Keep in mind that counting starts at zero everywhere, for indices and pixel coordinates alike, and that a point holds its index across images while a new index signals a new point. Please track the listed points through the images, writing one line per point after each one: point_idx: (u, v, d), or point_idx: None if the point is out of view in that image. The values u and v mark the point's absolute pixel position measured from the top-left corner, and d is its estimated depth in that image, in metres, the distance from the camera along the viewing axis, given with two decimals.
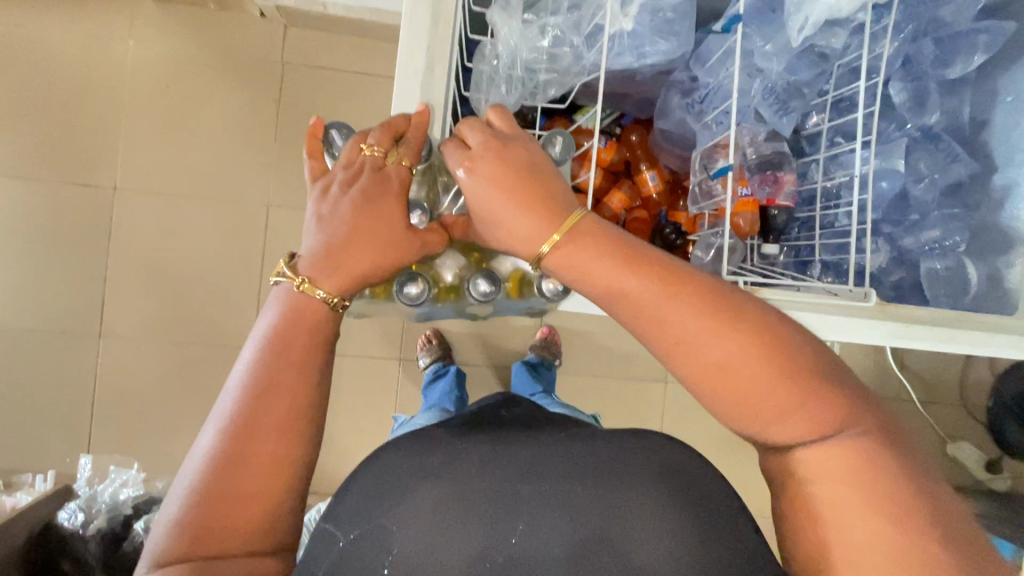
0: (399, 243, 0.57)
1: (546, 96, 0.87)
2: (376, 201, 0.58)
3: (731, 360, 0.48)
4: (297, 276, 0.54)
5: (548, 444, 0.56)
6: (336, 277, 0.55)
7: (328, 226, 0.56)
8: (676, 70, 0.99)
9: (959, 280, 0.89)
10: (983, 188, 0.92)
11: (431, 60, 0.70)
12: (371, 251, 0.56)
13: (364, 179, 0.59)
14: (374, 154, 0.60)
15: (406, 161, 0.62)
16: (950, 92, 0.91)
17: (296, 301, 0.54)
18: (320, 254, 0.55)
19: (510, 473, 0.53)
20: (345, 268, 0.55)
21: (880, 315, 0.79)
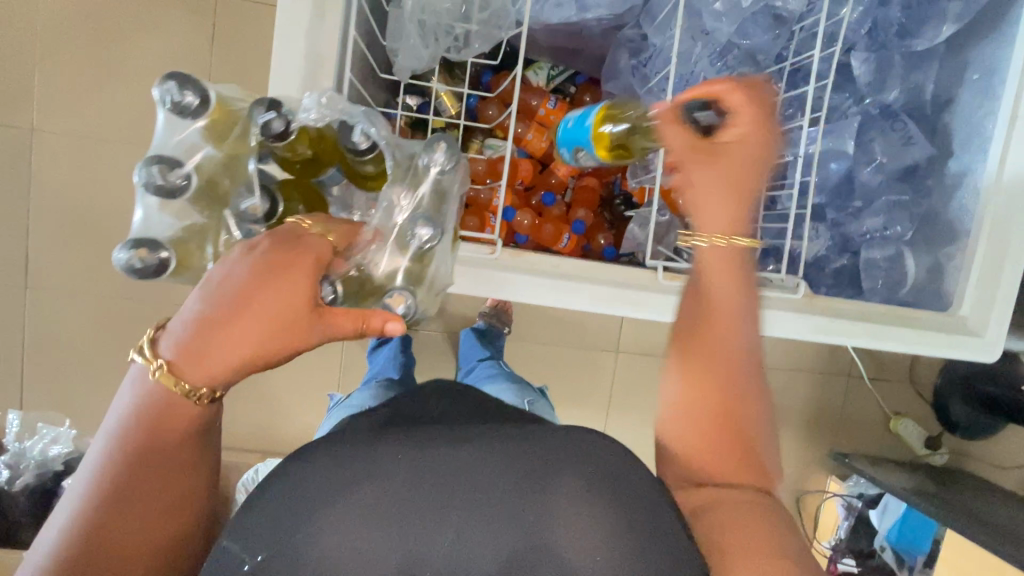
0: (296, 325, 0.48)
1: (472, 51, 0.79)
2: (266, 274, 0.48)
3: (710, 375, 0.57)
4: (158, 359, 0.47)
5: (448, 445, 0.52)
6: (202, 366, 0.46)
7: (215, 306, 0.47)
8: (626, 26, 0.89)
9: (897, 271, 0.85)
10: (936, 174, 0.86)
11: (319, 5, 0.61)
12: (259, 343, 0.47)
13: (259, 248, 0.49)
14: (302, 224, 0.54)
15: (331, 237, 0.53)
16: (915, 66, 0.84)
17: (153, 386, 0.47)
18: (189, 340, 0.46)
19: (408, 478, 0.49)
20: (219, 357, 0.46)
21: (813, 309, 0.75)
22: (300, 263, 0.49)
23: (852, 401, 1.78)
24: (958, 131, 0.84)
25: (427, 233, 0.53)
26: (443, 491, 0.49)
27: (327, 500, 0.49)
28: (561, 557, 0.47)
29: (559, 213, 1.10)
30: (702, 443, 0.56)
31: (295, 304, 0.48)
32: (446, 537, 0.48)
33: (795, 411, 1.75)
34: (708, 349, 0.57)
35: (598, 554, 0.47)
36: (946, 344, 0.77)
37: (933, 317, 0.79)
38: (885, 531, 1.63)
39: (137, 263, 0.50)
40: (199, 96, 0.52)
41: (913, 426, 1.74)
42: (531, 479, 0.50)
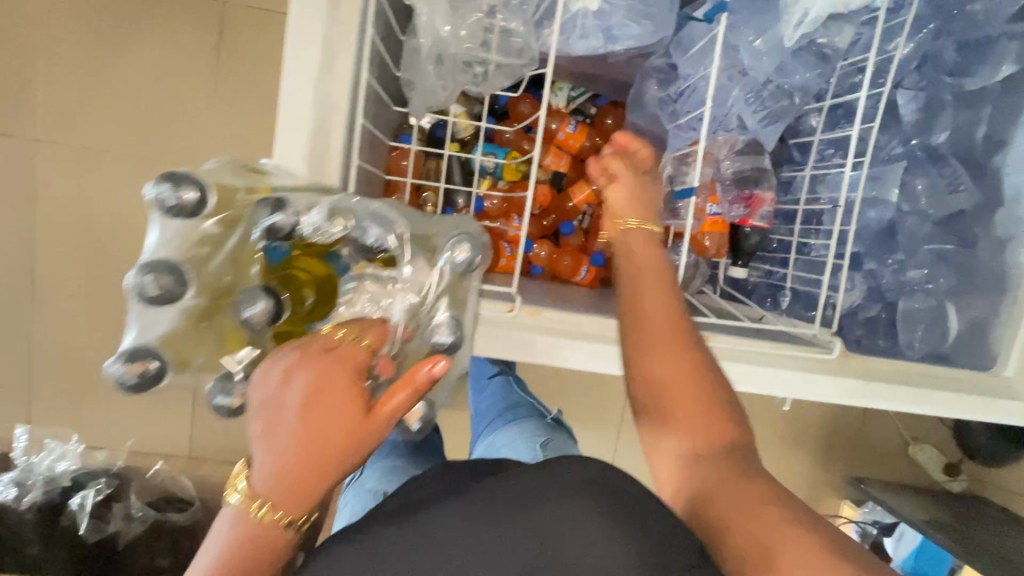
0: (351, 434, 0.41)
1: (492, 85, 0.73)
2: (314, 387, 0.42)
3: (668, 351, 0.56)
4: (253, 498, 0.41)
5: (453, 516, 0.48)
6: (290, 495, 0.41)
7: (275, 442, 0.41)
8: (654, 54, 0.84)
9: (938, 326, 0.80)
10: (983, 223, 0.80)
11: (329, 53, 0.57)
12: (326, 459, 0.41)
13: (296, 364, 0.43)
14: (328, 334, 0.46)
15: (364, 340, 0.47)
16: (968, 106, 0.78)
17: (250, 529, 0.41)
18: (272, 476, 0.41)
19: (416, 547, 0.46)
20: (295, 487, 0.41)
21: (842, 370, 0.70)
22: (334, 377, 0.42)
23: (869, 425, 1.74)
24: (1011, 177, 0.78)
25: (447, 339, 0.54)
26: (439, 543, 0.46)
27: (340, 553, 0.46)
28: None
29: (577, 243, 1.07)
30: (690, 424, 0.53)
31: (343, 414, 0.41)
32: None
33: (810, 435, 1.71)
34: (661, 329, 0.57)
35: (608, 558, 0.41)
36: (995, 408, 0.73)
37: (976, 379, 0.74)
38: (899, 561, 1.57)
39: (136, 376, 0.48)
40: (193, 188, 0.48)
41: (932, 452, 1.70)
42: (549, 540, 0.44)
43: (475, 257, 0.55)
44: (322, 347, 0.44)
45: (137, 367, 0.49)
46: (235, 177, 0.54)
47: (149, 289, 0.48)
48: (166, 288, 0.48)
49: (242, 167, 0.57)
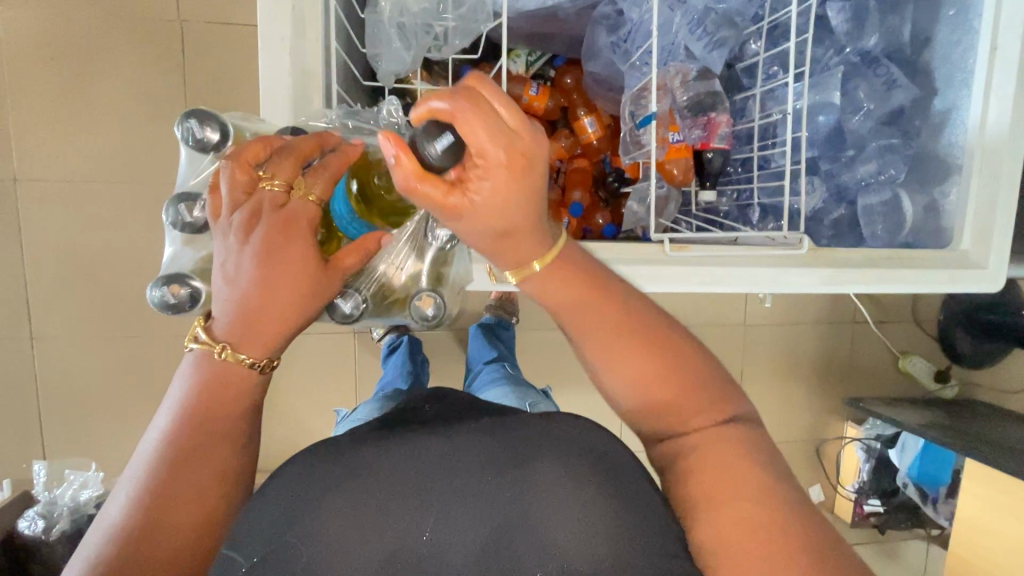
0: (318, 280, 0.47)
1: (452, 48, 0.78)
2: (280, 237, 0.46)
3: (613, 362, 0.49)
4: (217, 341, 0.46)
5: (444, 440, 0.50)
6: (261, 339, 0.46)
7: (241, 288, 0.45)
8: (600, 4, 0.90)
9: (895, 214, 0.86)
10: (923, 114, 0.87)
11: (298, 21, 0.61)
12: (298, 298, 0.46)
13: (256, 224, 0.46)
14: (273, 188, 0.47)
15: (315, 193, 0.49)
16: (891, 10, 0.85)
17: (216, 371, 0.46)
18: (236, 320, 0.45)
19: (414, 476, 0.47)
20: (264, 330, 0.46)
21: (810, 261, 0.76)
22: (296, 226, 0.47)
23: (860, 347, 1.80)
24: (939, 69, 0.85)
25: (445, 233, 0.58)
26: (423, 480, 0.47)
27: (315, 500, 0.46)
28: (540, 533, 0.45)
29: (555, 198, 1.11)
30: (652, 398, 0.50)
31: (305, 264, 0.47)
32: (427, 533, 0.45)
33: (806, 365, 1.77)
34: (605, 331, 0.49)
35: (571, 525, 0.46)
36: (955, 279, 0.79)
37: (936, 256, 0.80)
38: (907, 469, 1.65)
39: (172, 299, 0.50)
40: (217, 127, 0.50)
41: (921, 362, 1.77)
42: (513, 466, 0.48)
43: None
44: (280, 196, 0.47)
45: (174, 291, 0.50)
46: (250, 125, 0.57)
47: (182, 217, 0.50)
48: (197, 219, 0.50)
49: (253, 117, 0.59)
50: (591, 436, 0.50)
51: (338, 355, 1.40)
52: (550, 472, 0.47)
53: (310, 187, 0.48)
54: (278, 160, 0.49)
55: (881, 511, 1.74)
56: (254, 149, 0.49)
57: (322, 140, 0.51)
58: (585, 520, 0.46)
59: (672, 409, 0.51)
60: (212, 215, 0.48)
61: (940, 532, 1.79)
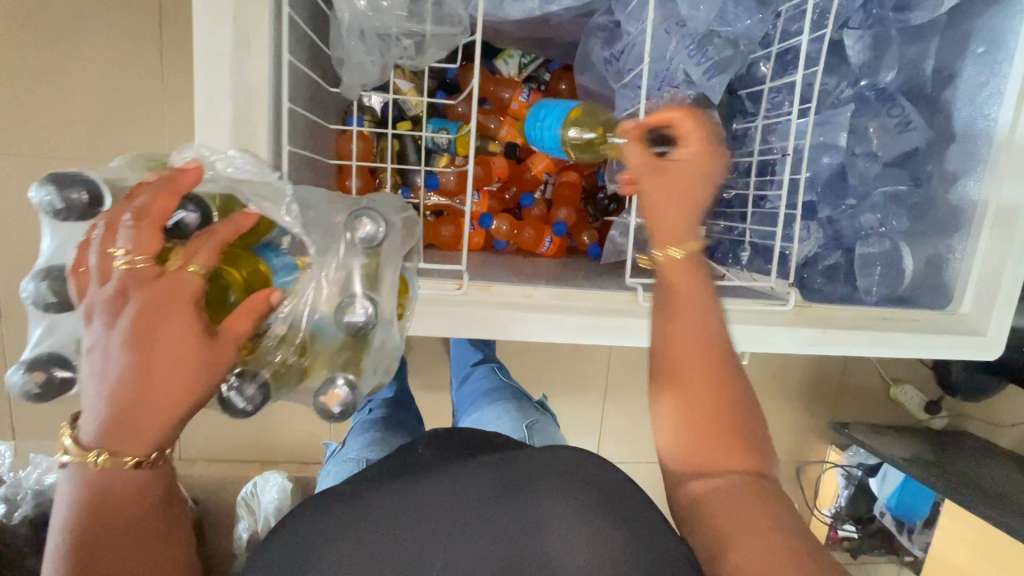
0: (206, 359, 0.39)
1: (427, 59, 0.72)
2: (152, 319, 0.38)
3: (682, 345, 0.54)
4: (87, 451, 0.37)
5: (443, 478, 0.53)
6: (142, 439, 0.38)
7: (112, 386, 0.37)
8: (596, 12, 0.82)
9: (895, 268, 0.79)
10: (937, 160, 0.80)
11: (240, 32, 0.54)
12: (182, 385, 0.38)
13: (121, 306, 0.38)
14: (135, 261, 0.38)
15: (196, 261, 0.40)
16: (913, 41, 0.77)
17: (101, 480, 0.38)
18: (106, 425, 0.37)
19: (420, 514, 0.50)
20: (146, 429, 0.38)
21: (800, 320, 0.71)
22: (169, 304, 0.38)
23: (851, 371, 1.76)
24: (959, 111, 0.78)
25: (360, 319, 0.48)
26: (426, 524, 0.50)
27: (324, 542, 0.49)
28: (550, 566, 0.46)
29: (539, 213, 1.05)
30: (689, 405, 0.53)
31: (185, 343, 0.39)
32: (439, 565, 0.48)
33: (795, 386, 1.73)
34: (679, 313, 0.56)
35: (582, 556, 0.46)
36: (954, 346, 0.74)
37: (936, 320, 0.75)
38: (885, 499, 1.66)
39: (36, 386, 0.42)
40: (84, 189, 0.40)
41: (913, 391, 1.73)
42: (511, 491, 0.51)
43: (380, 231, 0.49)
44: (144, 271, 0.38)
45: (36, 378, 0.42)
46: (142, 171, 0.47)
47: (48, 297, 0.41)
48: (61, 295, 0.41)
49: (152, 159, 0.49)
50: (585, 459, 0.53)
51: None
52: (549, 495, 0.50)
53: (190, 257, 0.40)
54: (129, 227, 0.39)
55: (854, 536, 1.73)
56: (114, 213, 0.40)
57: (178, 187, 0.41)
58: (584, 534, 0.47)
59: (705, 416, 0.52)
60: (76, 295, 0.39)
61: (913, 560, 1.78)
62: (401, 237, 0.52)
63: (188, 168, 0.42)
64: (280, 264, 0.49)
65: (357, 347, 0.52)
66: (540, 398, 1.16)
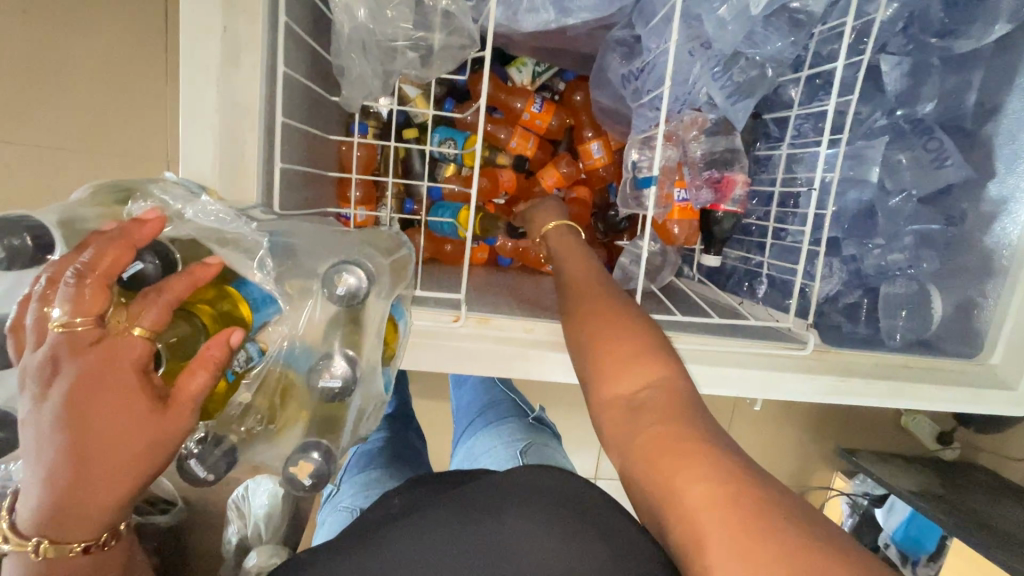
0: (152, 430, 0.35)
1: (433, 72, 0.68)
2: (90, 390, 0.34)
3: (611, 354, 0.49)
4: (28, 537, 0.35)
5: (407, 531, 0.48)
6: (87, 520, 0.35)
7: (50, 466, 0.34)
8: (616, 26, 0.77)
9: (923, 312, 0.75)
10: (973, 198, 0.75)
11: (232, 44, 0.51)
12: (126, 460, 0.35)
13: (58, 377, 0.34)
14: (72, 326, 0.34)
15: (141, 321, 0.35)
16: (954, 70, 0.72)
17: (46, 563, 0.35)
18: (47, 507, 0.34)
19: (398, 567, 0.45)
20: (88, 510, 0.35)
21: (818, 365, 0.66)
22: (111, 375, 0.34)
23: None
24: (1001, 148, 0.72)
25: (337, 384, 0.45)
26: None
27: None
28: None
29: None
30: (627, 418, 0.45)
31: (128, 415, 0.34)
32: None
33: (802, 409, 1.69)
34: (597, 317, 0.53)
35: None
36: (985, 398, 0.69)
37: (965, 369, 0.70)
38: (891, 531, 1.61)
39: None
40: (27, 233, 0.37)
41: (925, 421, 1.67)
42: (480, 513, 0.46)
43: (361, 289, 0.44)
44: (81, 337, 0.34)
45: None
46: (102, 212, 0.43)
47: None
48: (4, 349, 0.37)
49: (120, 193, 0.45)
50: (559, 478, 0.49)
51: None
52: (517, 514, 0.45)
53: (135, 317, 0.35)
54: (70, 286, 0.34)
55: None
56: (59, 267, 0.35)
57: (126, 238, 0.37)
58: (562, 567, 0.40)
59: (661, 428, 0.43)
60: (14, 353, 0.36)
61: None
62: (385, 292, 0.47)
63: (146, 220, 0.39)
64: (259, 296, 0.44)
65: (335, 408, 0.48)
66: (540, 409, 1.09)
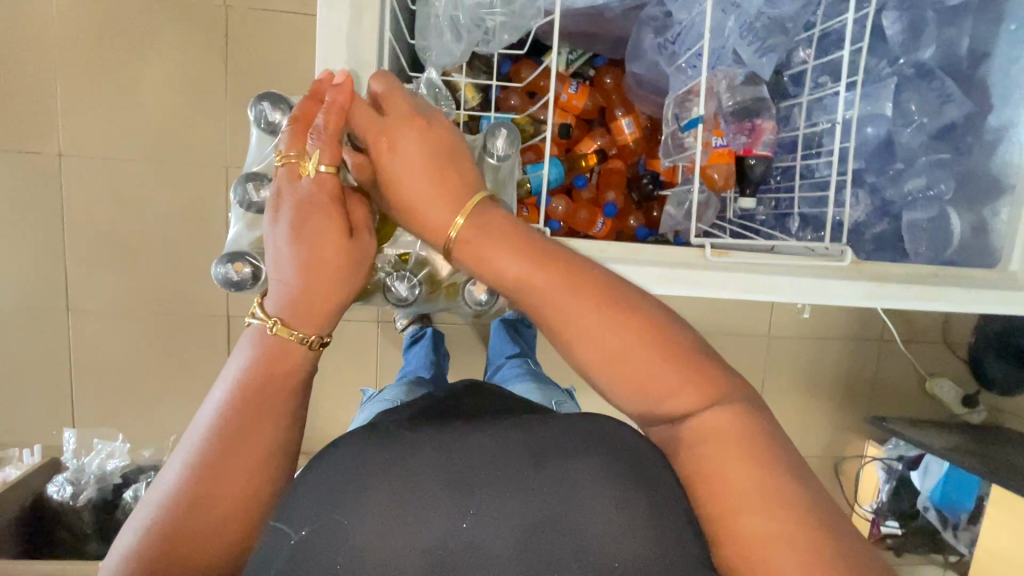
0: (341, 241, 0.49)
1: (500, 42, 0.78)
2: (302, 205, 0.49)
3: (623, 340, 0.46)
4: (268, 316, 0.47)
5: (482, 432, 0.48)
6: (302, 309, 0.47)
7: (280, 260, 0.48)
8: (647, 5, 0.90)
9: (942, 231, 0.84)
10: (976, 131, 0.85)
11: (358, 9, 0.62)
12: (323, 258, 0.48)
13: (280, 199, 0.50)
14: (290, 161, 0.51)
15: (327, 161, 0.50)
16: (949, 22, 0.83)
17: (271, 343, 0.47)
18: (280, 294, 0.47)
19: (459, 460, 0.45)
20: (303, 299, 0.47)
21: (854, 275, 0.75)
22: (317, 199, 0.49)
23: (885, 365, 1.77)
24: (995, 85, 0.83)
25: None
26: (465, 473, 0.44)
27: (363, 484, 0.43)
28: (567, 530, 0.42)
29: (589, 196, 1.10)
30: (640, 385, 0.46)
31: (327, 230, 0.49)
32: (467, 519, 0.42)
33: (828, 380, 1.75)
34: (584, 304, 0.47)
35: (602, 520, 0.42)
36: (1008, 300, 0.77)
37: (983, 276, 0.78)
38: (928, 493, 1.61)
39: (234, 276, 0.57)
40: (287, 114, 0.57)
41: (949, 385, 1.73)
42: (549, 468, 0.44)
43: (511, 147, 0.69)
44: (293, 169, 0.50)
45: (239, 267, 0.56)
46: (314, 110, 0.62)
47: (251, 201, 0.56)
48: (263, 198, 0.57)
49: None
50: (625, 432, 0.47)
51: (361, 344, 1.42)
52: (593, 470, 0.44)
53: (319, 158, 0.50)
54: (288, 134, 0.52)
55: (898, 533, 1.70)
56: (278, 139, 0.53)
57: (314, 97, 0.53)
58: (603, 497, 0.43)
59: (661, 395, 0.47)
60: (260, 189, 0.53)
61: (959, 560, 1.73)
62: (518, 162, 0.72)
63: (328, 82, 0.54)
64: None
65: None
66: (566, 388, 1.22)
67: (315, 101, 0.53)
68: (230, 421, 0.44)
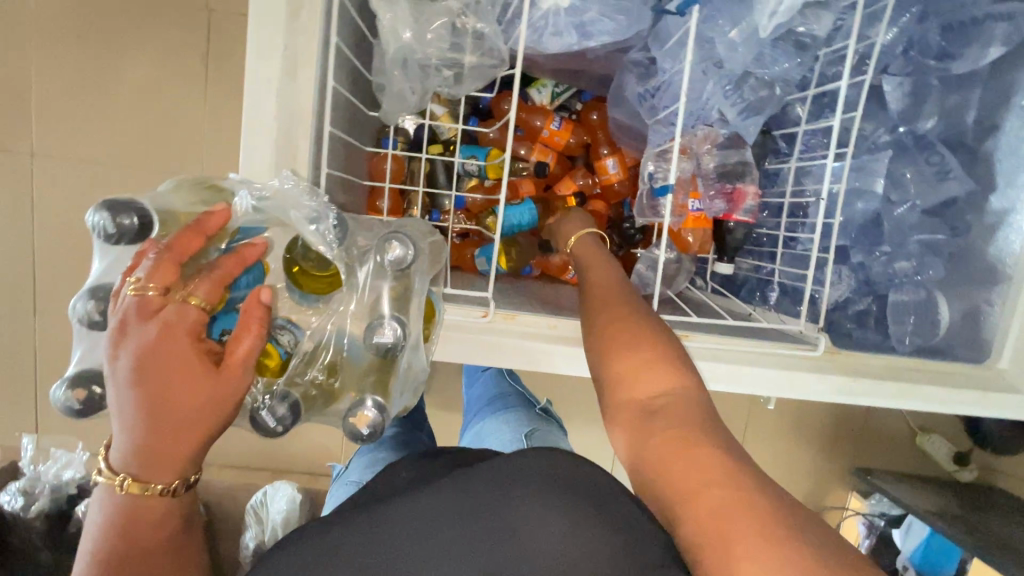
0: (207, 387, 0.43)
1: (465, 89, 0.74)
2: (157, 351, 0.43)
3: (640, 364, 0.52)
4: (115, 474, 0.43)
5: (414, 498, 0.46)
6: (156, 463, 0.43)
7: (128, 413, 0.43)
8: (632, 48, 0.83)
9: (929, 319, 0.77)
10: (975, 210, 0.78)
11: (291, 59, 0.57)
12: (179, 410, 0.43)
13: (129, 341, 0.43)
14: (146, 294, 0.44)
15: (198, 295, 0.45)
16: (955, 90, 0.76)
17: (121, 503, 0.43)
18: (127, 450, 0.43)
19: (389, 540, 0.43)
20: (158, 453, 0.43)
21: (827, 366, 0.69)
22: (174, 340, 0.43)
23: (876, 414, 1.70)
24: (1000, 162, 0.76)
25: (389, 340, 0.52)
26: (396, 553, 0.42)
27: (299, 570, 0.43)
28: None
29: None
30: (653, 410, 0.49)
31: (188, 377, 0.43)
32: None
33: (816, 426, 1.69)
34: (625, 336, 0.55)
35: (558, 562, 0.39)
36: (995, 400, 0.70)
37: (965, 371, 0.72)
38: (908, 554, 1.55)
39: (77, 403, 0.48)
40: (135, 214, 0.46)
41: (941, 441, 1.64)
42: (483, 511, 0.42)
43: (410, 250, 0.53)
44: (149, 304, 0.44)
45: (80, 394, 0.48)
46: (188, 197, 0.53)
47: (92, 316, 0.48)
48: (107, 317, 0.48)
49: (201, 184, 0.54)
50: (566, 465, 0.45)
51: None
52: (525, 502, 0.42)
53: (192, 291, 0.45)
54: (151, 261, 0.45)
55: None
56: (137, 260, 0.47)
57: (200, 228, 0.47)
58: (563, 537, 0.40)
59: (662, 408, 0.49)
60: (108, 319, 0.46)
61: None
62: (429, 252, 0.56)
63: (214, 213, 0.49)
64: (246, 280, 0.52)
65: (386, 368, 0.56)
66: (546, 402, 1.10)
67: (193, 223, 0.47)
68: (121, 512, 0.43)
